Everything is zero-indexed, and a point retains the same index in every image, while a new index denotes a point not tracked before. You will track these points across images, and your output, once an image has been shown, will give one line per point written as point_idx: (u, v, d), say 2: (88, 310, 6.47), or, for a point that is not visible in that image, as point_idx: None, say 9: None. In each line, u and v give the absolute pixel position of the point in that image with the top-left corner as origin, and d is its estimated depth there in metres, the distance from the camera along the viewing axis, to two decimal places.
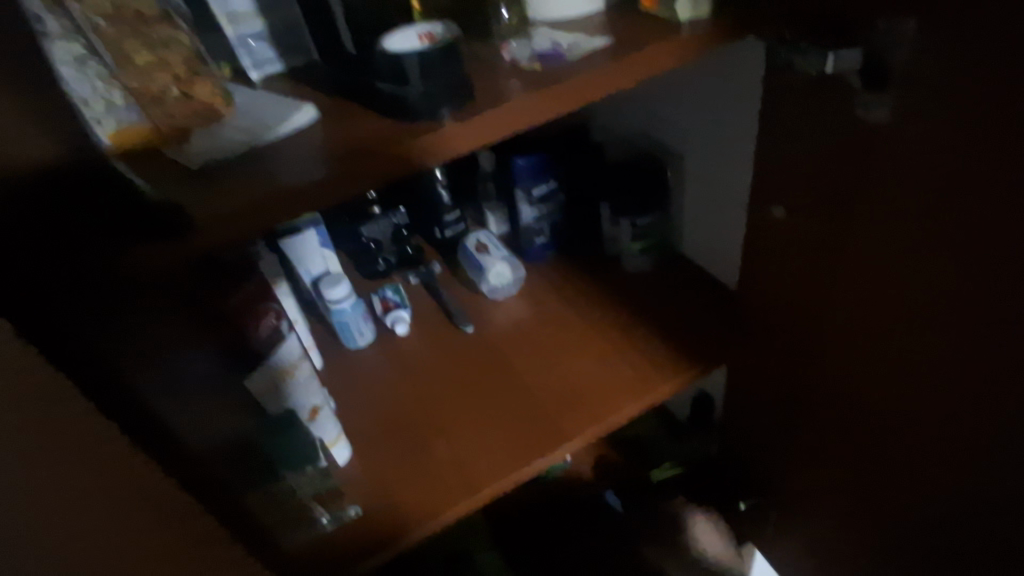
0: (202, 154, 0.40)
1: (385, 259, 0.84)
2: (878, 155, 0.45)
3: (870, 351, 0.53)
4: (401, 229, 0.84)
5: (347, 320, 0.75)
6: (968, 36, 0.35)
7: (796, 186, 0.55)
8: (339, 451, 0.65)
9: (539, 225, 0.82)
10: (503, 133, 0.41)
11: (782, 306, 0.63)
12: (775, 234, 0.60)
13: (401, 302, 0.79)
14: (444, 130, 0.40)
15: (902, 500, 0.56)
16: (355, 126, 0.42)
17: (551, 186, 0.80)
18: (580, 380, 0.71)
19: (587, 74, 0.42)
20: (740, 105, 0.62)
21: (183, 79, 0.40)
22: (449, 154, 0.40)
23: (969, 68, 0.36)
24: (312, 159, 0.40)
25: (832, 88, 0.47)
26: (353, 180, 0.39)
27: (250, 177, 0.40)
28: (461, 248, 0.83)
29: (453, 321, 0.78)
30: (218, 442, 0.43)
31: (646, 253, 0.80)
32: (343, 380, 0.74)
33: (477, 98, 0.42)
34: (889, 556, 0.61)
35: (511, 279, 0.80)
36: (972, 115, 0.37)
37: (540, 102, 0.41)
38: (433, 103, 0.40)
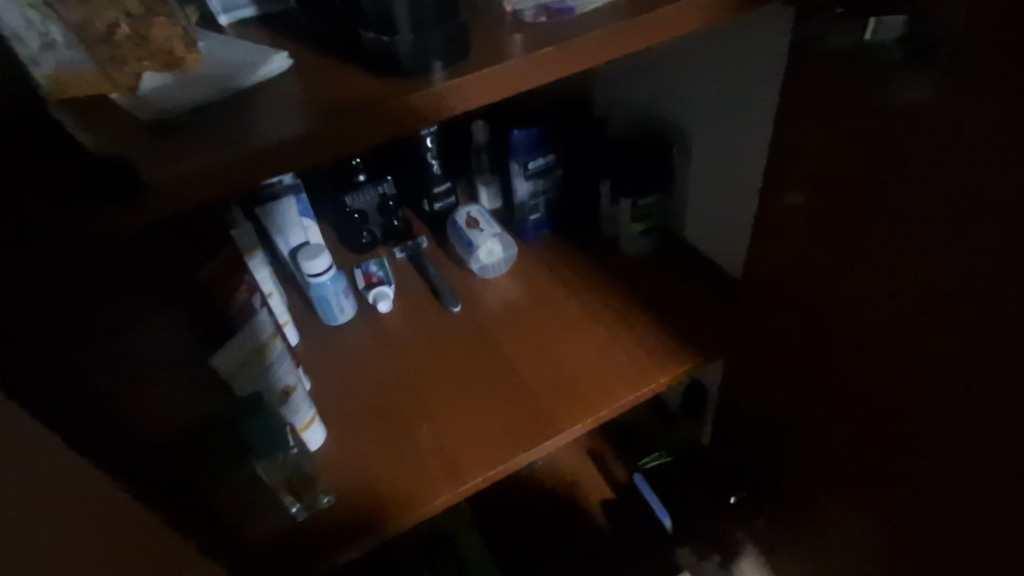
0: (155, 104, 0.34)
1: (370, 232, 0.78)
2: (910, 138, 0.41)
3: (884, 354, 0.50)
4: (388, 199, 0.78)
5: (328, 295, 0.70)
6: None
7: (814, 169, 0.51)
8: (312, 436, 0.60)
9: (534, 202, 0.77)
10: (503, 95, 0.36)
11: (789, 297, 0.60)
12: (788, 220, 0.57)
13: (385, 277, 0.75)
14: (437, 87, 0.35)
15: (902, 507, 0.53)
16: (336, 77, 0.37)
17: (549, 161, 0.75)
18: (574, 369, 0.67)
19: (597, 31, 0.37)
20: (757, 80, 0.57)
21: (136, 17, 0.35)
22: (444, 116, 0.36)
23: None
24: (290, 115, 0.35)
25: (865, 62, 0.42)
26: (335, 140, 0.34)
27: (213, 132, 0.34)
28: (450, 223, 0.78)
29: (440, 299, 0.74)
30: (176, 426, 0.39)
31: (647, 235, 0.76)
32: (322, 358, 0.70)
33: (475, 53, 0.37)
34: (882, 562, 0.58)
35: (503, 257, 0.76)
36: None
37: (545, 61, 0.37)
38: (425, 56, 0.35)
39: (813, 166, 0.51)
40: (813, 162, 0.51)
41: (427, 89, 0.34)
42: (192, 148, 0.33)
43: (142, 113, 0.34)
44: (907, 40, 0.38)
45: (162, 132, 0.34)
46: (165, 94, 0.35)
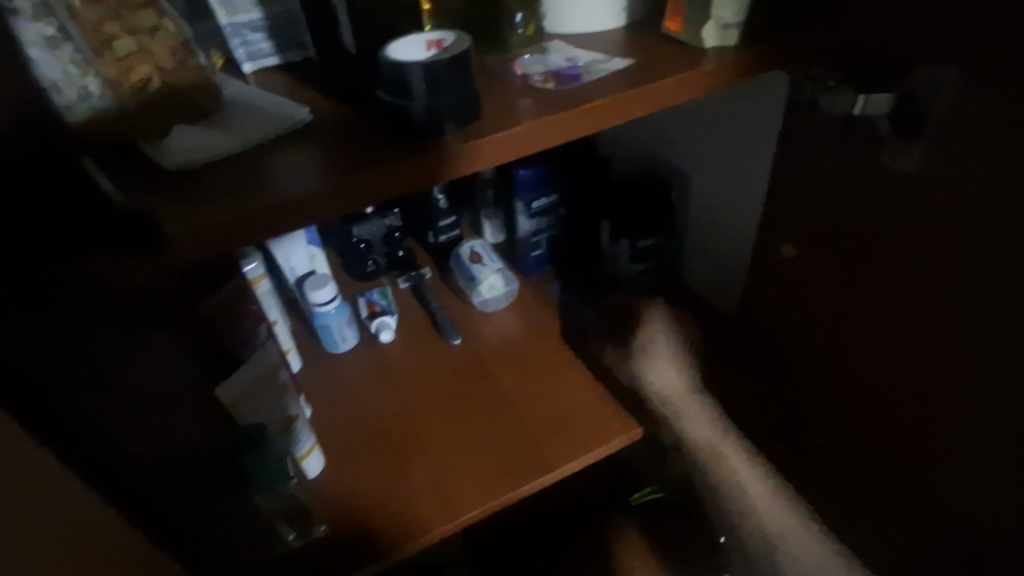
0: (180, 153, 0.36)
1: (375, 261, 0.80)
2: (899, 207, 0.42)
3: (869, 408, 0.51)
4: (394, 231, 0.80)
5: (330, 324, 0.72)
6: (1008, 98, 0.33)
7: (808, 226, 0.53)
8: (311, 463, 0.62)
9: (535, 239, 0.80)
10: (508, 157, 0.39)
11: (781, 345, 0.61)
12: (783, 271, 0.58)
13: (387, 307, 0.76)
14: (447, 148, 0.37)
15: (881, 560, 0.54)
16: (353, 133, 0.39)
17: (553, 200, 0.78)
18: (569, 407, 0.68)
19: (601, 99, 0.39)
20: (755, 137, 0.59)
21: (168, 70, 0.37)
22: (455, 176, 0.38)
23: (1005, 130, 0.34)
24: (306, 170, 0.36)
25: (858, 132, 0.44)
26: (346, 194, 0.36)
27: (232, 182, 0.36)
28: (454, 255, 0.80)
29: (440, 331, 0.76)
30: (180, 459, 0.40)
31: (646, 276, 0.77)
32: (322, 385, 0.71)
33: (485, 117, 0.39)
34: None
35: (504, 291, 0.77)
36: (1002, 180, 0.35)
37: (550, 126, 0.39)
38: (437, 118, 0.37)
39: (808, 222, 0.53)
40: (807, 218, 0.53)
41: (437, 151, 0.37)
42: (211, 198, 0.35)
43: (165, 160, 0.36)
44: (897, 114, 0.40)
45: (185, 181, 0.36)
46: (191, 145, 0.37)
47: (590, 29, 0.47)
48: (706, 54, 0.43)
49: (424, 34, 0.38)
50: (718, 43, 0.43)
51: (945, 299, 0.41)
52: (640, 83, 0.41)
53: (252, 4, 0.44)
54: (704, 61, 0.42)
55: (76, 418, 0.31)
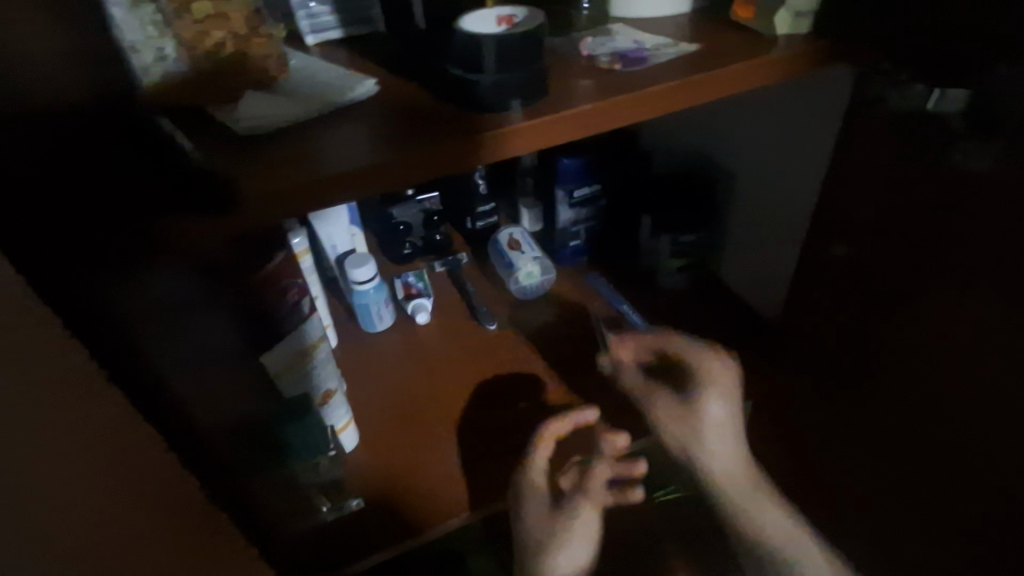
0: (251, 119, 0.37)
1: (412, 245, 0.81)
2: (964, 207, 0.41)
3: (916, 415, 0.50)
4: (433, 215, 0.81)
5: (369, 303, 0.72)
6: None
7: (863, 225, 0.52)
8: (347, 438, 0.62)
9: (575, 229, 0.79)
10: (570, 136, 0.38)
11: (825, 346, 0.60)
12: (832, 272, 0.57)
13: (424, 290, 0.76)
14: (513, 123, 0.37)
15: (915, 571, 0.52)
16: (419, 105, 0.39)
17: (594, 190, 0.77)
18: (600, 399, 0.68)
19: (663, 85, 0.39)
20: (813, 132, 0.58)
21: (241, 37, 0.38)
22: (525, 149, 0.38)
23: None
24: (367, 141, 0.37)
25: (927, 128, 0.44)
26: (413, 164, 0.36)
27: (299, 148, 0.36)
28: (492, 242, 0.80)
29: (476, 317, 0.76)
30: (232, 421, 0.41)
31: (684, 271, 0.77)
32: (357, 362, 0.72)
33: (550, 96, 0.39)
34: None
35: (541, 280, 0.78)
36: None
37: (614, 107, 0.39)
38: (504, 93, 0.37)
39: (863, 221, 0.52)
40: (863, 217, 0.52)
41: (502, 125, 0.37)
42: (279, 164, 0.35)
43: (236, 125, 0.36)
44: (972, 110, 0.39)
45: (253, 145, 0.36)
46: (262, 112, 0.37)
47: (653, 15, 0.47)
48: (776, 42, 0.43)
49: (494, 10, 0.39)
50: (788, 32, 0.43)
51: (1004, 305, 0.40)
52: (703, 70, 0.40)
53: None
54: (772, 50, 0.42)
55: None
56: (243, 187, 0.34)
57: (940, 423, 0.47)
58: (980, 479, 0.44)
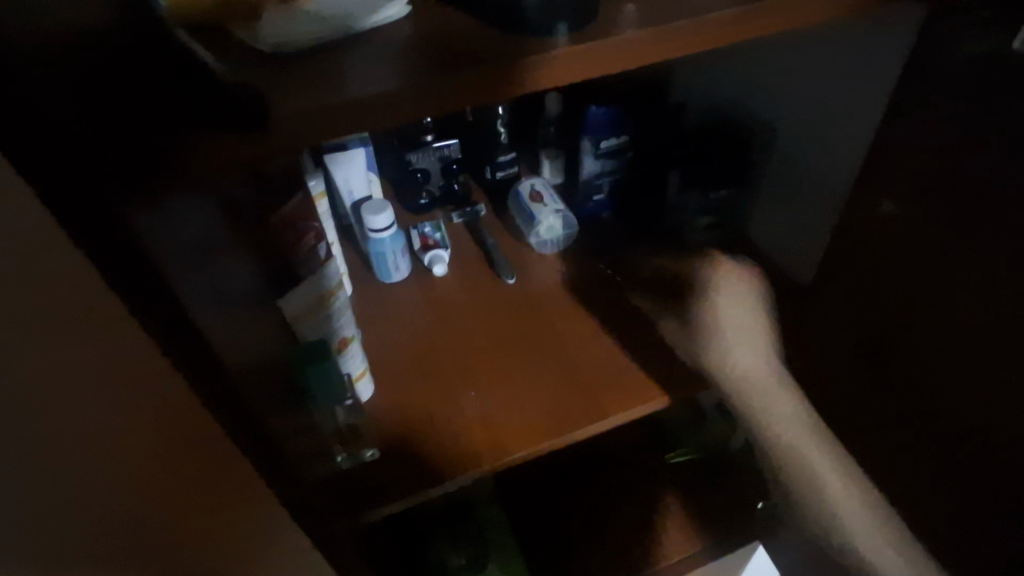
0: (275, 32, 0.33)
1: (429, 194, 0.78)
2: None
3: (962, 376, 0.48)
4: (451, 163, 0.77)
5: (385, 251, 0.70)
6: None
7: (916, 178, 0.49)
8: (363, 387, 0.61)
9: (599, 181, 0.77)
10: (621, 67, 0.36)
11: (862, 307, 0.58)
12: (876, 230, 0.55)
13: (441, 241, 0.74)
14: (563, 52, 0.35)
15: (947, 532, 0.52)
16: (456, 28, 0.36)
17: (622, 142, 0.74)
18: (620, 357, 0.67)
19: (720, 13, 0.36)
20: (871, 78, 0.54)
21: None
22: (573, 79, 0.36)
23: None
24: (389, 65, 0.34)
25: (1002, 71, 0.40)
26: (456, 93, 0.34)
27: (327, 72, 0.34)
28: (513, 193, 0.77)
29: (495, 270, 0.74)
30: (252, 361, 0.40)
31: (712, 230, 0.73)
32: (374, 311, 0.70)
33: (598, 21, 0.36)
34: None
35: (563, 234, 0.76)
36: None
37: (668, 36, 0.36)
38: (552, 17, 0.34)
39: (916, 176, 0.49)
40: (917, 171, 0.49)
41: (544, 53, 0.35)
42: (302, 87, 0.33)
43: (260, 41, 0.33)
44: None
45: (272, 65, 0.33)
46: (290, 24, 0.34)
47: None
48: None
49: None
50: None
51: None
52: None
53: None
54: None
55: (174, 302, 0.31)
56: (265, 109, 0.32)
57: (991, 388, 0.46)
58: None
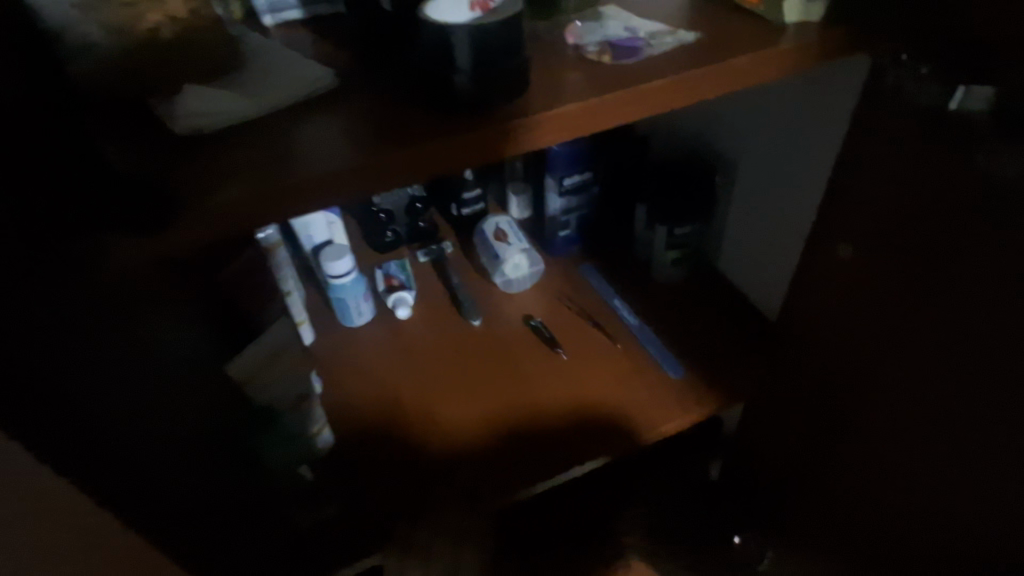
0: (189, 116, 0.34)
1: (395, 231, 0.77)
2: (981, 215, 0.38)
3: (922, 425, 0.48)
4: (416, 201, 0.78)
5: (344, 296, 0.69)
6: None
7: (868, 225, 0.49)
8: (324, 440, 0.60)
9: (565, 219, 0.75)
10: (566, 137, 0.35)
11: (826, 349, 0.57)
12: (834, 273, 0.54)
13: (406, 282, 0.73)
14: (507, 121, 0.33)
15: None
16: (384, 99, 0.36)
17: (586, 179, 0.73)
18: (589, 398, 0.65)
19: (660, 80, 0.35)
20: (825, 122, 0.54)
21: (180, 20, 0.35)
22: (537, 145, 0.35)
23: None
24: (341, 140, 0.33)
25: (944, 130, 0.40)
26: (395, 171, 0.33)
27: (255, 156, 0.33)
28: (478, 232, 0.76)
29: (461, 312, 0.72)
30: (180, 446, 0.38)
31: (680, 264, 0.74)
32: (337, 360, 0.69)
33: (533, 90, 0.35)
34: None
35: (529, 271, 0.74)
36: None
37: (621, 100, 0.35)
38: (486, 92, 0.33)
39: (869, 224, 0.48)
40: (871, 219, 0.48)
41: (502, 124, 0.33)
42: (228, 172, 0.32)
43: (173, 124, 0.34)
44: None
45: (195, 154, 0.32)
46: (215, 103, 0.34)
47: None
48: (784, 31, 0.39)
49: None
50: (797, 21, 0.39)
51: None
52: (703, 63, 0.36)
53: None
54: (782, 41, 0.38)
55: (70, 409, 0.29)
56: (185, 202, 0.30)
57: (950, 447, 0.45)
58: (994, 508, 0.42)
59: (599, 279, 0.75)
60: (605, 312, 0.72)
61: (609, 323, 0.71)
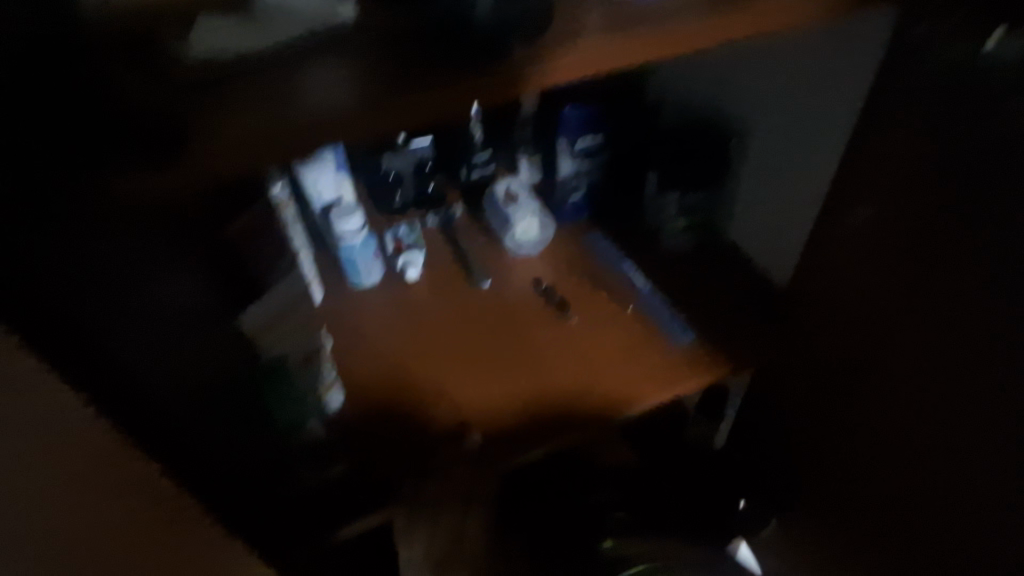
0: (204, 47, 0.32)
1: (403, 196, 0.76)
2: (1009, 171, 0.37)
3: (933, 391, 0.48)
4: (426, 163, 0.75)
5: (355, 257, 0.69)
6: None
7: (884, 186, 0.48)
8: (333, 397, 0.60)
9: (575, 183, 0.74)
10: (580, 78, 0.34)
11: (837, 314, 0.57)
12: (849, 236, 0.54)
13: (414, 244, 0.72)
14: (515, 62, 0.34)
15: (922, 539, 0.52)
16: (403, 38, 0.35)
17: (598, 142, 0.72)
18: (596, 363, 0.65)
19: (680, 25, 0.35)
20: (847, 82, 0.53)
21: None
22: (548, 87, 0.34)
23: None
24: (362, 82, 0.33)
25: (974, 84, 0.39)
26: (413, 115, 0.33)
27: (273, 92, 0.33)
28: (488, 194, 0.75)
29: (469, 275, 0.72)
30: (200, 390, 0.38)
31: (688, 232, 0.74)
32: (345, 320, 0.69)
33: (551, 30, 0.35)
34: None
35: (538, 237, 0.73)
36: None
37: (635, 48, 0.35)
38: (502, 29, 0.34)
39: (887, 183, 0.48)
40: (889, 178, 0.48)
41: (501, 72, 0.33)
42: (245, 110, 0.32)
43: (187, 55, 0.32)
44: None
45: (200, 84, 0.32)
46: (221, 30, 0.33)
47: None
48: None
49: None
50: None
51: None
52: (724, 11, 0.36)
53: None
54: None
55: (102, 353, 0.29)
56: (188, 134, 0.31)
57: (958, 408, 0.45)
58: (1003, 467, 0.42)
59: (606, 245, 0.74)
60: (615, 278, 0.72)
61: (619, 288, 0.71)
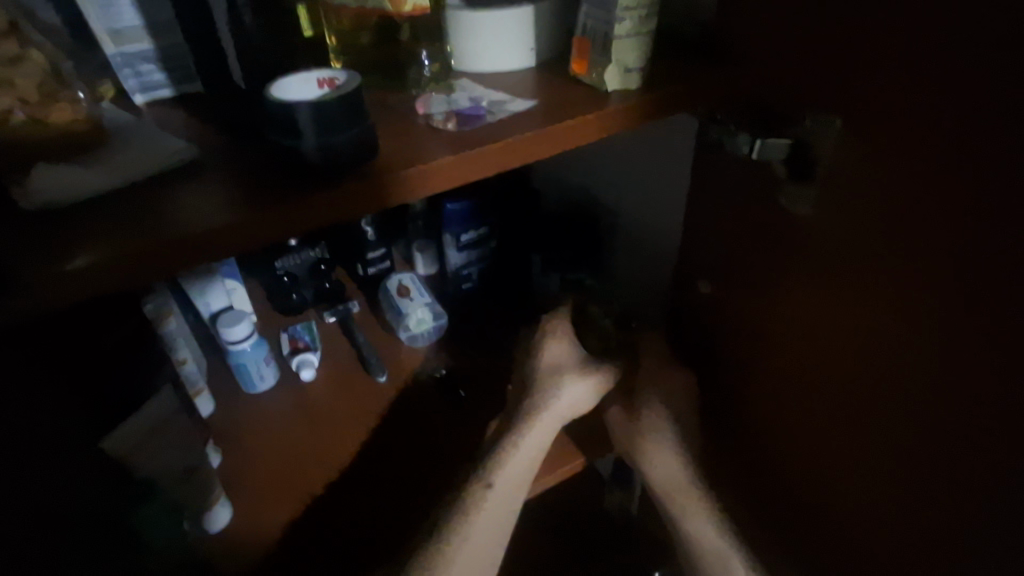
0: (44, 193, 0.36)
1: (301, 294, 0.78)
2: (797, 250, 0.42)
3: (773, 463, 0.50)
4: (320, 263, 0.77)
5: (246, 362, 0.68)
6: (887, 161, 0.33)
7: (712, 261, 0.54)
8: (217, 513, 0.57)
9: (466, 272, 0.78)
10: (445, 188, 0.40)
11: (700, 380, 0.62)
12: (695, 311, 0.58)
13: (310, 343, 0.73)
14: (387, 177, 0.38)
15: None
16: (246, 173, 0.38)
17: (482, 233, 0.76)
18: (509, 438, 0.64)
19: (506, 141, 0.40)
20: (673, 171, 0.61)
21: (31, 104, 0.37)
22: (418, 195, 0.39)
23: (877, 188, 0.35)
24: (197, 211, 0.36)
25: (758, 178, 0.45)
26: (266, 230, 0.36)
27: (114, 228, 0.35)
28: (383, 287, 0.78)
29: (367, 369, 0.72)
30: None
31: None
32: (236, 427, 0.68)
33: (390, 158, 0.39)
34: None
35: (433, 325, 0.75)
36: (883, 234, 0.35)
37: (491, 154, 0.40)
38: (333, 161, 0.37)
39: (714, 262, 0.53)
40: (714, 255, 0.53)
41: (357, 184, 0.37)
42: (81, 244, 0.34)
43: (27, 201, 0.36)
44: (792, 160, 0.40)
45: (69, 224, 0.35)
46: (53, 185, 0.36)
47: (499, 69, 0.50)
48: (609, 97, 0.44)
49: (316, 72, 0.39)
50: (620, 87, 0.45)
51: (830, 348, 0.41)
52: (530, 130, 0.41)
53: (142, 35, 0.45)
54: (605, 105, 0.43)
55: None
56: (47, 265, 0.33)
57: (783, 471, 0.48)
58: (821, 526, 0.45)
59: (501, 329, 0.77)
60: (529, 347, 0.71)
61: None
